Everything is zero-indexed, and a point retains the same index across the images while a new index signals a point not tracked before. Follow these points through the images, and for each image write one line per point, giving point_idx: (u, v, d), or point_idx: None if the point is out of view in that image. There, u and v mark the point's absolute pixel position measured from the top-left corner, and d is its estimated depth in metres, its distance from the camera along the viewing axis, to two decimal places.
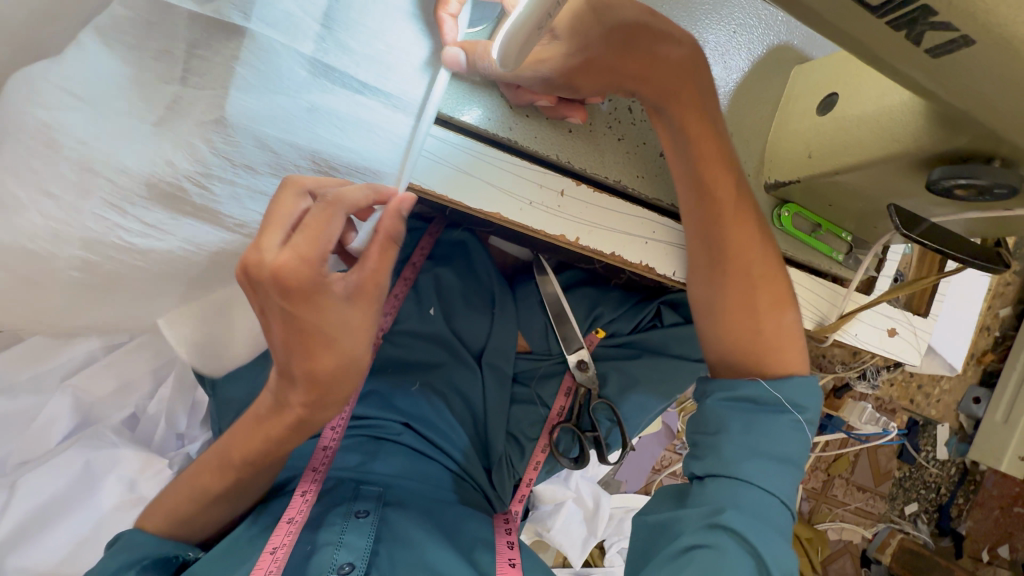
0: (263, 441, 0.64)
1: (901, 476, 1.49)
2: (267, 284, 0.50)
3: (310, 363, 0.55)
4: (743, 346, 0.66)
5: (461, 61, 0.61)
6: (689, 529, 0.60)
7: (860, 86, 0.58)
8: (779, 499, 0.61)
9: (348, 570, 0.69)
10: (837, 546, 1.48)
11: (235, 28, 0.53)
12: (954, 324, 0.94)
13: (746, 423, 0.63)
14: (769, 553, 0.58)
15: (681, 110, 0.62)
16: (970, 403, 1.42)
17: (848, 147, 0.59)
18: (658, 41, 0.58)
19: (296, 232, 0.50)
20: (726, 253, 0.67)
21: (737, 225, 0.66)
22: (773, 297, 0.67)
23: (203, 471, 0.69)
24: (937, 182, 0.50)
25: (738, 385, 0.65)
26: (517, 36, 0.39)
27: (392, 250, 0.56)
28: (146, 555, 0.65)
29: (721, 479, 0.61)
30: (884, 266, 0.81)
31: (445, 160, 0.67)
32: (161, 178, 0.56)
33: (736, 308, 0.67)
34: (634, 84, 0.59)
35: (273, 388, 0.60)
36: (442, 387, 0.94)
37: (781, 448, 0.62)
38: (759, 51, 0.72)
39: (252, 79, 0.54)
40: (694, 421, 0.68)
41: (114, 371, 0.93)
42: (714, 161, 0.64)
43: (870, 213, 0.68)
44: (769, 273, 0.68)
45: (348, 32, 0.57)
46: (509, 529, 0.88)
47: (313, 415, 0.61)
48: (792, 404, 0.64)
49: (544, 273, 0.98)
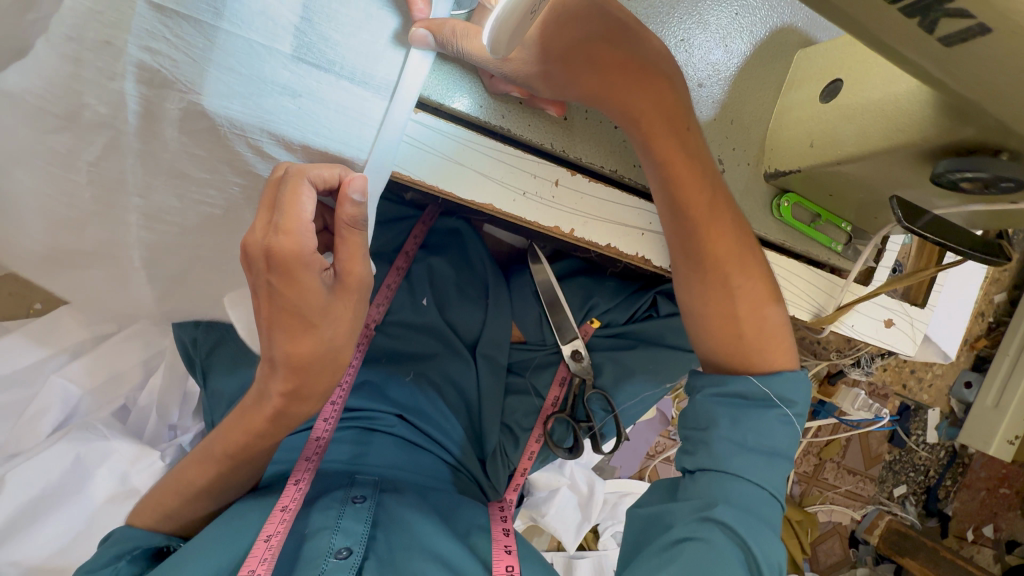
0: (252, 436, 0.62)
1: (891, 459, 1.51)
2: (257, 256, 0.50)
3: (290, 346, 0.54)
4: (728, 346, 0.65)
5: (428, 41, 0.55)
6: (679, 520, 0.60)
7: (866, 72, 0.56)
8: (767, 491, 0.61)
9: (345, 554, 0.67)
10: (826, 527, 1.51)
11: (207, 27, 0.52)
12: (952, 313, 0.94)
13: (733, 417, 0.62)
14: (757, 546, 0.58)
15: (654, 108, 0.58)
16: (961, 388, 1.43)
17: (852, 135, 0.57)
18: (633, 39, 0.55)
19: (278, 211, 0.50)
20: (711, 255, 0.63)
21: (717, 229, 0.63)
22: (756, 298, 0.65)
23: (190, 465, 0.68)
24: (943, 175, 0.48)
25: (727, 378, 0.64)
26: (507, 21, 0.38)
27: (360, 234, 0.54)
28: (135, 545, 0.65)
29: (712, 473, 0.61)
30: (883, 256, 0.79)
31: (432, 148, 0.64)
32: (191, 186, 0.65)
33: (718, 311, 0.64)
34: (603, 86, 0.56)
35: (260, 383, 0.59)
36: (436, 378, 0.94)
37: (769, 442, 0.62)
38: (761, 33, 0.69)
39: (234, 86, 0.56)
40: (684, 416, 0.68)
41: (103, 361, 0.97)
42: (688, 162, 0.60)
43: (871, 204, 0.66)
44: (748, 272, 0.65)
45: (327, 23, 0.55)
46: (504, 517, 0.86)
47: (300, 410, 0.60)
48: (782, 399, 0.63)
49: (538, 261, 0.95)
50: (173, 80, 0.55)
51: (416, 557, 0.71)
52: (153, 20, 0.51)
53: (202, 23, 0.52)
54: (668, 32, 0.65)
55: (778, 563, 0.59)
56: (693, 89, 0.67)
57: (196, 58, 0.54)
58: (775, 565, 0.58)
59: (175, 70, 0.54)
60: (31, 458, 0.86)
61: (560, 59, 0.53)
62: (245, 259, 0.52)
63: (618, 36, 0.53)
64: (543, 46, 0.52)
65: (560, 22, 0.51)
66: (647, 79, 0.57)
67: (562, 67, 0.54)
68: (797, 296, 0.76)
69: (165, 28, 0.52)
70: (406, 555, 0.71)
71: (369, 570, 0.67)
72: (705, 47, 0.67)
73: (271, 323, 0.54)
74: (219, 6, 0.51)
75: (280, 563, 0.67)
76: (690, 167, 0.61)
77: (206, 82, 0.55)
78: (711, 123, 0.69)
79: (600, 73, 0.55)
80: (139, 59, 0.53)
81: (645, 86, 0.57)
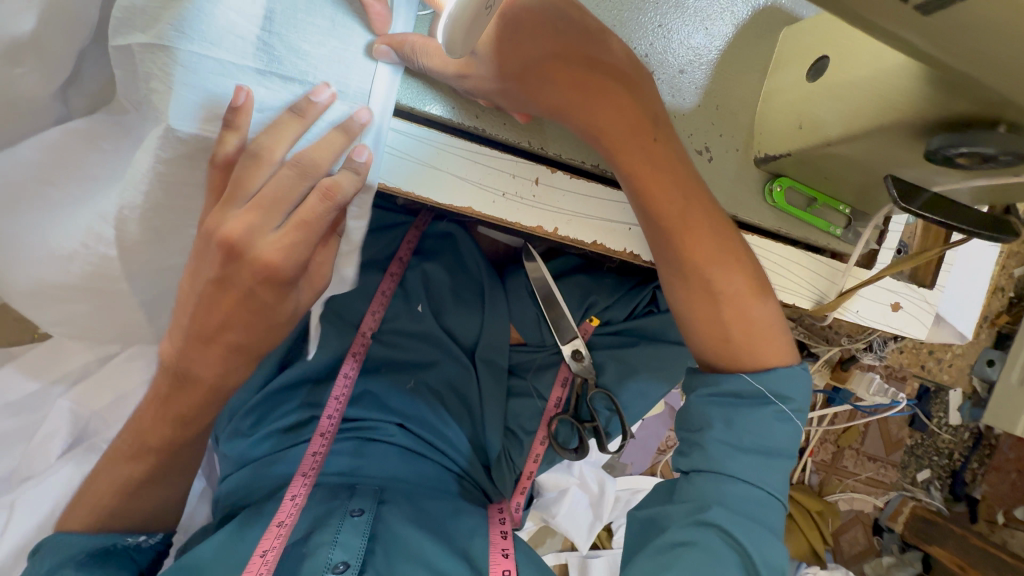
0: (187, 419, 0.60)
1: (913, 443, 1.48)
2: (250, 275, 0.51)
3: (245, 335, 0.54)
4: (716, 346, 0.62)
5: (390, 56, 0.56)
6: (672, 523, 0.58)
7: (852, 47, 0.53)
8: (766, 492, 0.59)
9: (343, 569, 0.68)
10: (847, 516, 1.48)
11: (174, 49, 0.50)
12: (966, 293, 0.91)
13: (729, 419, 0.60)
14: (756, 549, 0.56)
15: (613, 110, 0.56)
16: (983, 366, 1.34)
17: (841, 115, 0.55)
18: (590, 45, 0.55)
19: (292, 220, 0.51)
20: (690, 260, 0.61)
21: (697, 232, 0.61)
22: (741, 300, 0.62)
23: (118, 458, 0.63)
24: (937, 152, 0.45)
25: (721, 378, 0.62)
26: (460, 20, 0.38)
27: (335, 241, 0.60)
28: (77, 551, 0.60)
29: (707, 475, 0.59)
30: (886, 238, 0.76)
31: (408, 155, 0.63)
32: None
33: (702, 311, 0.62)
34: (565, 96, 0.56)
35: (189, 364, 0.56)
36: (437, 387, 0.93)
37: (765, 441, 0.60)
38: (743, 14, 0.67)
39: (206, 107, 0.53)
40: (681, 417, 0.65)
41: (112, 382, 0.98)
42: (656, 170, 0.58)
43: (870, 185, 0.63)
44: (731, 269, 0.62)
45: (295, 33, 0.54)
46: (503, 519, 0.85)
47: (224, 377, 0.57)
48: (777, 395, 0.61)
49: (533, 260, 0.93)
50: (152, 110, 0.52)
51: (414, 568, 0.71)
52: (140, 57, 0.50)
53: (178, 51, 0.50)
54: (643, 20, 0.63)
55: (780, 565, 0.57)
56: (674, 76, 0.65)
57: (168, 84, 0.51)
58: (777, 569, 0.57)
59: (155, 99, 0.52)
60: (39, 483, 0.88)
61: (517, 78, 0.55)
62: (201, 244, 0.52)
63: (570, 50, 0.55)
64: (499, 63, 0.55)
65: (513, 42, 0.55)
66: (609, 89, 0.56)
67: (519, 84, 0.55)
68: (797, 286, 0.74)
69: (152, 63, 0.50)
70: (403, 565, 0.71)
71: None
72: (684, 32, 0.65)
73: (228, 317, 0.53)
74: (183, 25, 0.50)
75: None
76: (662, 175, 0.59)
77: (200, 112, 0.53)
78: (696, 111, 0.66)
79: (557, 81, 0.55)
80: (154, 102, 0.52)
81: (610, 94, 0.56)
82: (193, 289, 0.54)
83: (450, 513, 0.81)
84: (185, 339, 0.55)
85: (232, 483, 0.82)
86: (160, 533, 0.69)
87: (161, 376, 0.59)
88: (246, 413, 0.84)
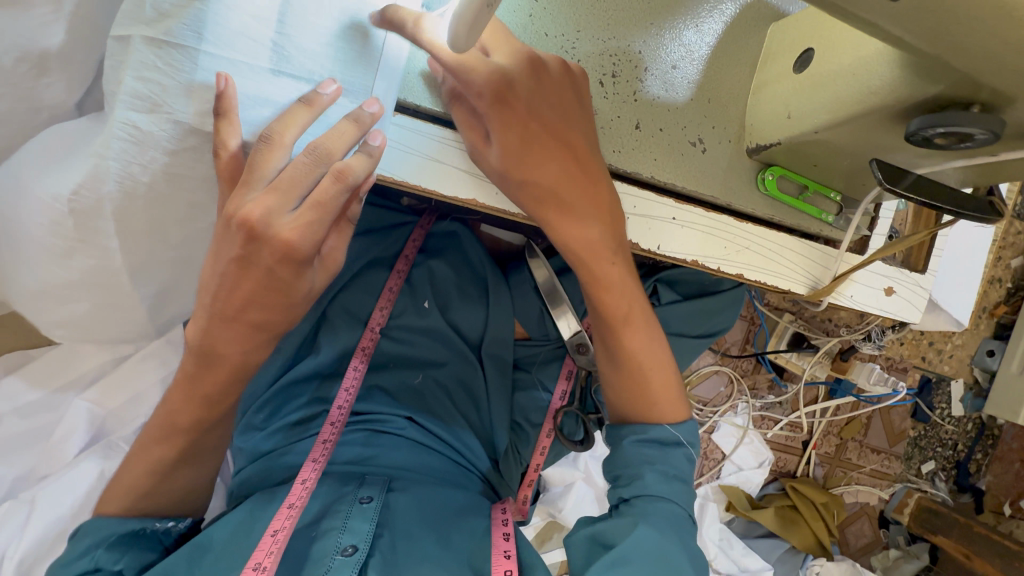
0: (213, 399, 0.63)
1: (916, 435, 1.47)
2: (265, 258, 0.53)
3: (261, 316, 0.57)
4: (636, 402, 0.69)
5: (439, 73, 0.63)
6: (619, 539, 0.60)
7: (837, 38, 0.56)
8: (688, 511, 0.65)
9: (351, 551, 0.69)
10: (854, 509, 1.48)
11: (190, 48, 0.54)
12: (958, 280, 0.93)
13: (655, 460, 0.65)
14: (691, 548, 0.62)
15: (568, 181, 0.63)
16: (984, 357, 1.40)
17: (827, 105, 0.57)
18: (561, 116, 0.62)
19: (305, 203, 0.53)
20: (616, 325, 0.68)
21: (631, 319, 0.69)
22: (657, 360, 0.69)
23: (150, 443, 0.66)
24: (916, 133, 0.48)
25: (648, 426, 0.67)
26: (465, 16, 0.41)
27: (348, 229, 0.62)
28: (111, 533, 0.64)
29: (646, 496, 0.63)
30: (877, 224, 0.78)
31: (413, 150, 0.66)
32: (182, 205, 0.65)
33: (627, 370, 0.68)
34: (529, 154, 0.61)
35: (213, 344, 0.58)
36: (447, 384, 0.95)
37: (682, 473, 0.67)
38: (732, 10, 0.70)
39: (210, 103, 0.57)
40: (609, 462, 0.69)
41: (124, 381, 1.00)
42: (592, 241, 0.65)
43: (857, 170, 0.66)
44: (647, 333, 0.70)
45: (302, 35, 0.57)
46: (507, 520, 0.83)
47: (247, 356, 0.60)
48: (688, 441, 0.69)
49: (535, 256, 0.95)
50: (162, 105, 0.56)
51: (419, 562, 0.71)
52: (148, 54, 0.53)
53: (193, 50, 0.54)
54: (637, 20, 0.67)
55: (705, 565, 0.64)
56: (667, 71, 0.69)
57: (183, 81, 0.55)
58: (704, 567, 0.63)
59: (164, 94, 0.56)
60: (57, 480, 0.90)
61: (516, 186, 0.63)
62: (222, 230, 0.54)
63: (546, 116, 0.61)
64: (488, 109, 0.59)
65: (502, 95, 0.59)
66: (566, 159, 0.62)
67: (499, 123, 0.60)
68: (792, 271, 0.76)
69: (163, 58, 0.54)
70: (408, 557, 0.72)
71: (374, 567, 0.69)
72: (677, 32, 0.69)
73: (251, 298, 0.55)
74: (200, 27, 0.53)
75: (288, 560, 0.70)
76: (606, 271, 0.66)
77: (200, 105, 0.57)
78: (688, 104, 0.69)
79: (528, 141, 0.61)
80: (134, 88, 0.55)
81: (597, 207, 0.64)
82: (214, 271, 0.56)
83: (456, 516, 0.80)
84: (211, 321, 0.57)
85: (244, 475, 0.84)
86: (188, 518, 0.72)
87: (186, 355, 0.61)
88: (260, 407, 0.88)
